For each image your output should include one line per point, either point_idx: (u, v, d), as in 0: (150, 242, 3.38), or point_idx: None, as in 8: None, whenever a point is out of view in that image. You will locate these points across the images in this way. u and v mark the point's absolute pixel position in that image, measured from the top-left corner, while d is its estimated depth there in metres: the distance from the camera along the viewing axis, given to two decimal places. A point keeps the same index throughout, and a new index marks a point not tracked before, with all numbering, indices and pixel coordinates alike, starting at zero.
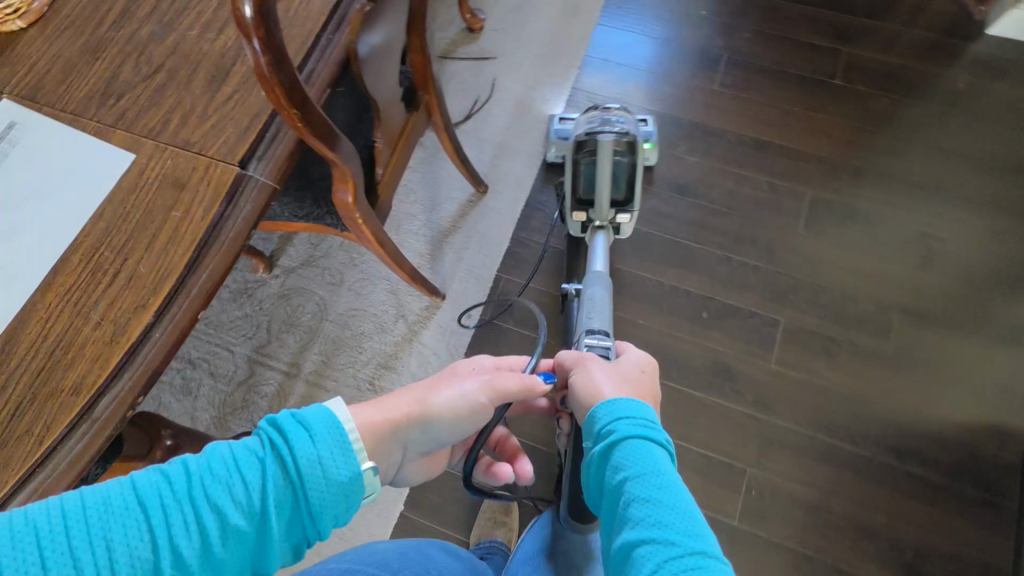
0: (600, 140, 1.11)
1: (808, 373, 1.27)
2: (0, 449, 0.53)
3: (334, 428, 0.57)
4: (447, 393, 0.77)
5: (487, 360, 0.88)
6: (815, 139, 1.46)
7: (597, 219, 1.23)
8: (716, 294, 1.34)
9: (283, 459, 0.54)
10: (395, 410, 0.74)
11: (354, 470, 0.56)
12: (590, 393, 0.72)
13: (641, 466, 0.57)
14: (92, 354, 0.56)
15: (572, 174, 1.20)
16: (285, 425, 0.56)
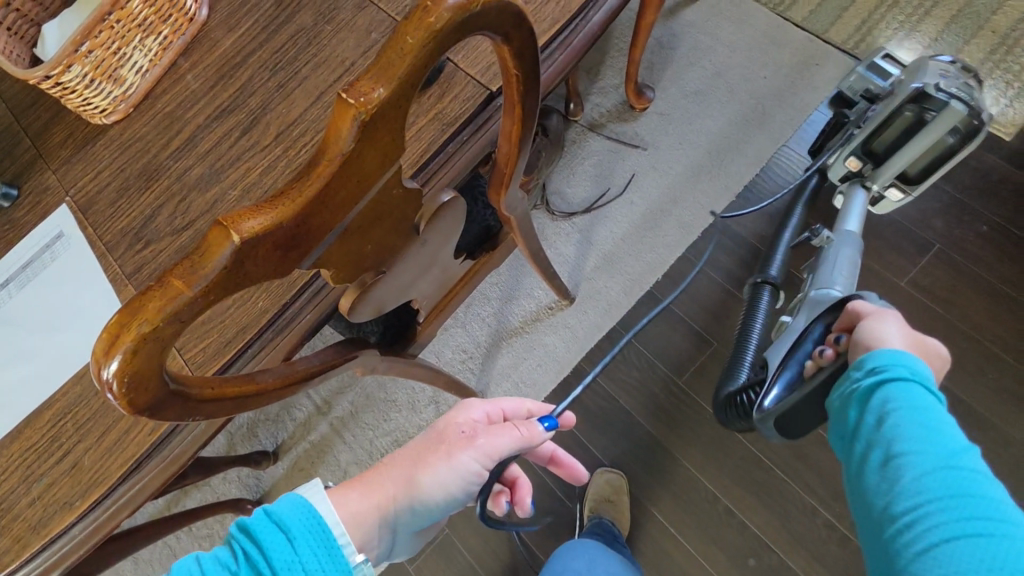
0: (949, 110, 0.92)
1: None
2: None
3: (316, 525, 0.46)
4: (432, 471, 0.62)
5: (479, 405, 0.72)
6: (1009, 408, 1.08)
7: (870, 177, 1.10)
8: (775, 544, 1.12)
9: (256, 571, 0.44)
10: (382, 494, 0.61)
11: (346, 569, 0.46)
12: (865, 337, 0.70)
13: (912, 404, 0.61)
14: (15, 533, 0.57)
15: (880, 124, 1.02)
16: (257, 527, 0.45)
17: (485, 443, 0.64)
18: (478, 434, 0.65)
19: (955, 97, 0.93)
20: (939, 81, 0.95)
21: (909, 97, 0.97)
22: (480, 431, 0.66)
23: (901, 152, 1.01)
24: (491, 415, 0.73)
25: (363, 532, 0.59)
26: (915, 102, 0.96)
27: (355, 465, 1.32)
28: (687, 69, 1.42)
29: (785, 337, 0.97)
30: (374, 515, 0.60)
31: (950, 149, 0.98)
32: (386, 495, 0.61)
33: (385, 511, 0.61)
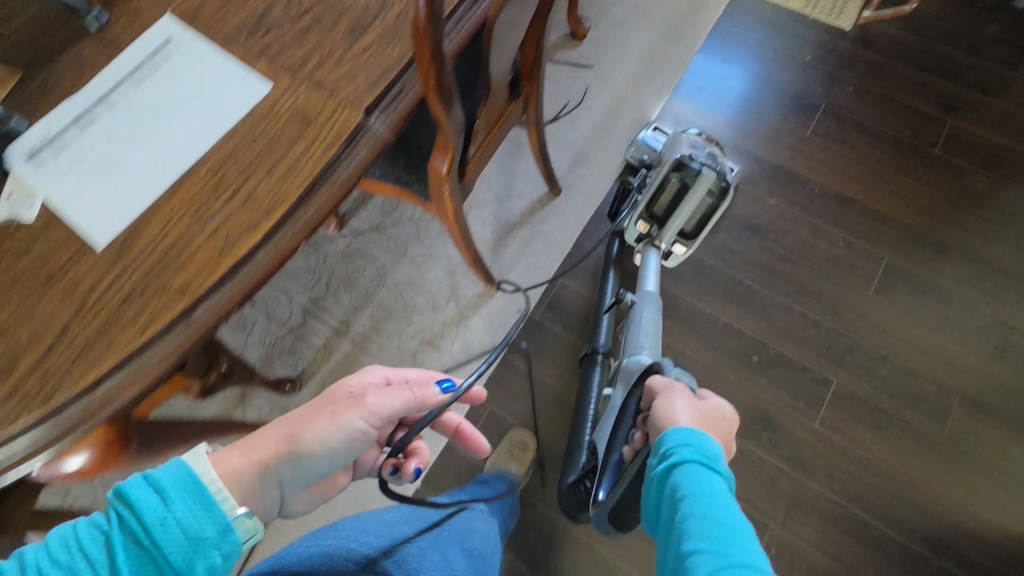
0: (702, 174, 1.04)
1: (851, 441, 1.21)
2: (106, 331, 0.57)
3: (189, 483, 0.49)
4: (319, 424, 0.59)
5: (377, 373, 0.68)
6: (901, 205, 1.42)
7: (657, 237, 1.17)
8: (771, 342, 1.30)
9: (131, 525, 0.47)
10: (265, 451, 0.58)
11: (222, 522, 0.49)
12: (660, 414, 0.79)
13: (698, 487, 0.65)
14: (200, 261, 0.59)
15: (656, 190, 1.10)
16: (130, 492, 0.48)
17: (375, 399, 0.60)
18: (364, 395, 0.61)
19: (706, 167, 1.05)
20: (690, 152, 1.07)
21: (672, 166, 1.08)
22: (370, 389, 0.62)
23: (676, 214, 1.10)
24: (391, 379, 0.68)
25: (245, 492, 0.56)
26: (677, 170, 1.07)
27: None
28: (611, 5, 1.71)
29: (608, 415, 1.05)
30: (253, 470, 0.57)
31: (713, 206, 1.07)
32: (270, 453, 0.58)
33: (268, 469, 0.58)
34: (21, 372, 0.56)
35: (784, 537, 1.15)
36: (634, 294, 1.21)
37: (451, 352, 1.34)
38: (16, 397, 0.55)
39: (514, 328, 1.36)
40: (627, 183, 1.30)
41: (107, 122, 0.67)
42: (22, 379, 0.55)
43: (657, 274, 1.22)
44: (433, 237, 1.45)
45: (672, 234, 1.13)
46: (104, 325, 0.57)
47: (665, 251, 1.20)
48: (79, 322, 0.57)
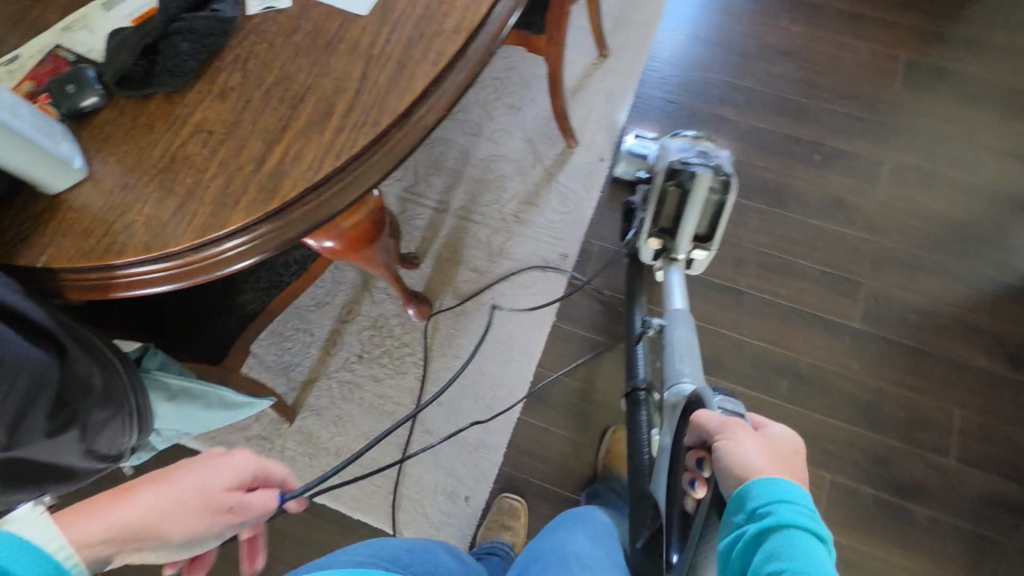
0: (697, 174, 1.05)
1: (913, 203, 1.40)
2: (404, 70, 0.65)
3: (30, 549, 0.40)
4: (179, 511, 0.53)
5: (248, 460, 0.60)
6: (904, 12, 1.61)
7: (673, 248, 1.18)
8: (826, 140, 1.47)
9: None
10: (126, 526, 0.50)
11: (65, 575, 0.42)
12: (725, 459, 0.67)
13: (796, 564, 0.54)
14: (464, 5, 0.68)
15: (657, 201, 1.13)
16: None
17: (249, 506, 0.57)
18: (247, 509, 0.57)
19: (701, 165, 1.06)
20: (683, 155, 1.09)
21: (666, 175, 1.10)
22: (247, 497, 0.57)
23: (685, 220, 1.12)
24: (257, 481, 0.61)
25: (115, 549, 0.50)
26: (672, 177, 1.09)
27: (494, 236, 1.42)
28: None
29: (663, 458, 0.94)
30: (109, 545, 0.49)
31: (719, 204, 1.10)
32: (129, 527, 0.51)
33: (120, 543, 0.50)
34: (339, 113, 0.64)
35: (877, 289, 1.34)
36: (663, 317, 1.15)
37: (550, 207, 1.45)
38: (345, 130, 0.63)
39: (601, 175, 1.47)
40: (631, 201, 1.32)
41: None
42: (344, 119, 0.63)
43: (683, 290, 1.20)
44: (502, 114, 1.54)
45: (688, 238, 1.13)
46: (400, 66, 0.65)
47: (685, 259, 1.19)
48: (375, 69, 0.65)
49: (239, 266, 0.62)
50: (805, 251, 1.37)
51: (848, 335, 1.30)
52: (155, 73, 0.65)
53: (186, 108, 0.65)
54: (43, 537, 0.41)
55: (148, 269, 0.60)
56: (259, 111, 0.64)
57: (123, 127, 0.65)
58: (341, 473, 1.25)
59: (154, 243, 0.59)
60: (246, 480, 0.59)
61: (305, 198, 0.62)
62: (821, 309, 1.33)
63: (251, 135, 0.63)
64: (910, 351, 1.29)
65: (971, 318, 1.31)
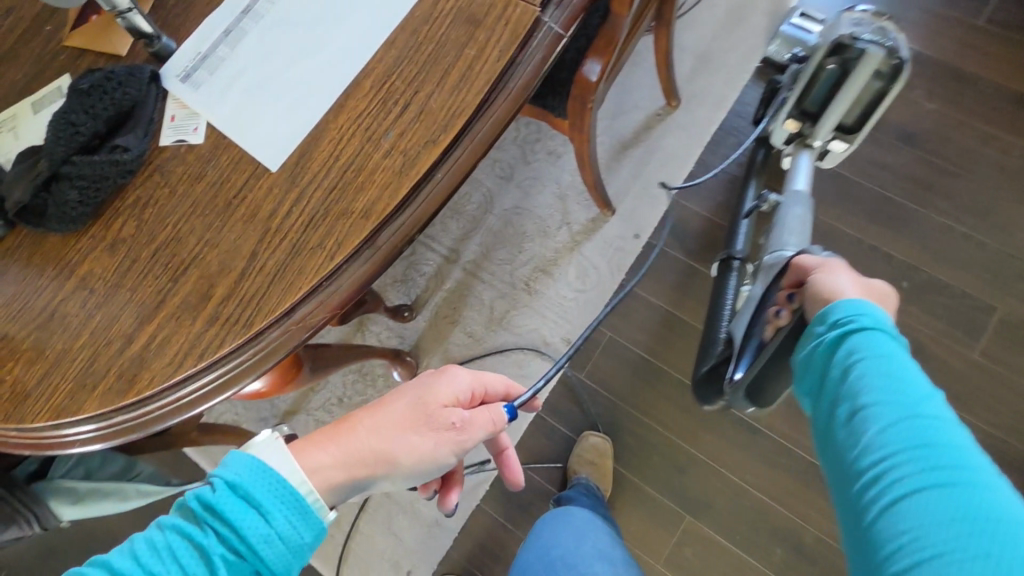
0: (868, 52, 0.80)
1: (1016, 373, 1.10)
2: (295, 258, 0.55)
3: (273, 479, 0.48)
4: (403, 434, 0.55)
5: (463, 376, 0.60)
6: None
7: (809, 135, 0.99)
8: (925, 265, 1.17)
9: (227, 541, 0.46)
10: (360, 462, 0.53)
11: (315, 528, 0.49)
12: (821, 294, 0.64)
13: (881, 353, 0.53)
14: (382, 182, 0.55)
15: (807, 83, 0.90)
16: (222, 505, 0.46)
17: (473, 425, 0.57)
18: (471, 426, 0.57)
19: (874, 42, 0.81)
20: (853, 29, 0.84)
21: (827, 50, 0.86)
22: (466, 418, 0.57)
23: (834, 104, 0.90)
24: (475, 395, 0.61)
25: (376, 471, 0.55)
26: (835, 54, 0.85)
27: (499, 300, 1.31)
28: None
29: (746, 310, 0.88)
30: (345, 476, 0.52)
31: (881, 91, 0.86)
32: (365, 462, 0.53)
33: (361, 479, 0.53)
34: (217, 298, 0.56)
35: None
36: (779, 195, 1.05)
37: (567, 280, 1.30)
38: (219, 322, 0.55)
39: (632, 254, 1.28)
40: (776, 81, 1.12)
41: (257, 34, 0.62)
42: (222, 307, 0.55)
43: (809, 175, 1.06)
44: (541, 159, 1.36)
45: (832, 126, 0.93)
46: (292, 251, 0.55)
47: (818, 147, 1.01)
48: (266, 249, 0.56)
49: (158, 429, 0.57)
50: None
51: None
52: (47, 213, 0.59)
53: (76, 255, 0.60)
54: (290, 467, 0.49)
55: (6, 437, 0.57)
56: (141, 276, 0.58)
57: (19, 263, 0.61)
58: None
59: (14, 413, 0.57)
60: (463, 398, 0.60)
61: (168, 392, 0.55)
62: None
63: (126, 307, 0.57)
64: None
65: None
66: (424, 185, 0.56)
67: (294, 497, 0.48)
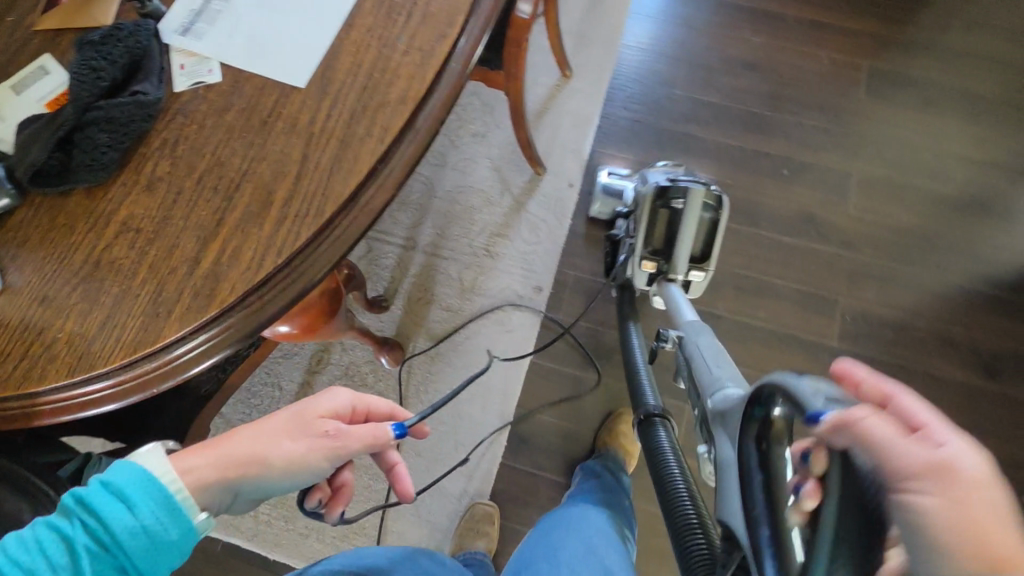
0: (691, 189, 0.99)
1: (883, 215, 1.40)
2: (347, 150, 0.60)
3: (149, 483, 0.43)
4: (278, 439, 0.49)
5: (347, 395, 0.55)
6: (865, 18, 1.61)
7: (670, 270, 1.05)
8: (795, 154, 1.46)
9: (94, 533, 0.42)
10: (226, 463, 0.47)
11: (186, 526, 0.44)
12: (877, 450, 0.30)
13: None
14: (408, 74, 0.63)
15: (648, 225, 1.05)
16: (90, 501, 0.42)
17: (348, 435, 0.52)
18: (347, 436, 0.52)
19: (691, 183, 1.02)
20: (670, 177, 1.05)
21: (655, 195, 1.04)
22: (342, 429, 0.52)
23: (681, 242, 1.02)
24: (359, 412, 0.56)
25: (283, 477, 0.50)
26: (661, 198, 1.03)
27: (466, 271, 1.38)
28: None
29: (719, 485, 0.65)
30: (214, 477, 0.46)
31: (713, 223, 1.02)
32: (235, 465, 0.47)
33: (231, 481, 0.47)
34: (280, 202, 0.59)
35: (854, 305, 1.33)
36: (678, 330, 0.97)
37: (522, 237, 1.40)
38: (288, 220, 0.58)
39: (571, 201, 1.43)
40: (614, 236, 1.24)
41: None
42: (286, 208, 0.58)
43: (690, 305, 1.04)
44: (467, 141, 1.49)
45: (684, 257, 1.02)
46: (342, 145, 0.60)
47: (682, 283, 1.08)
48: (316, 149, 0.60)
49: (198, 369, 0.56)
50: (780, 270, 1.36)
51: (826, 356, 1.29)
52: (71, 167, 0.58)
53: (108, 205, 0.59)
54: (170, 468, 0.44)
55: (70, 397, 0.53)
56: (190, 205, 0.59)
57: (39, 229, 0.58)
58: (317, 538, 1.19)
59: (80, 365, 0.53)
60: (344, 414, 0.55)
61: (249, 299, 0.56)
62: (799, 330, 1.31)
63: (183, 233, 0.58)
64: (889, 368, 1.28)
65: (945, 330, 1.31)
66: (445, 71, 0.64)
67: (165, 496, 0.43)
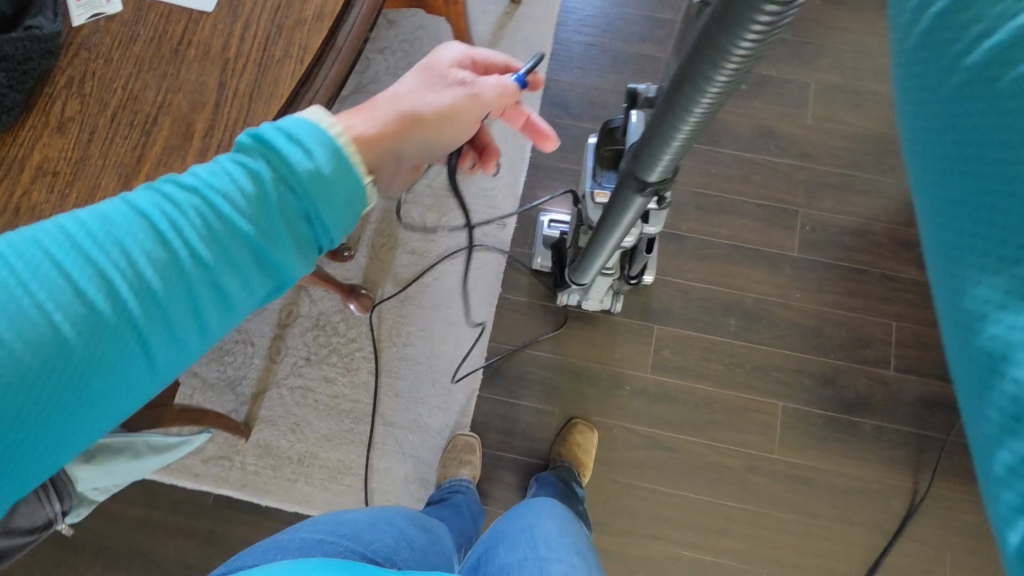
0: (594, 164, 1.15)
1: (840, 124, 1.40)
2: (266, 73, 0.58)
3: (320, 132, 0.47)
4: (418, 93, 0.70)
5: (459, 48, 0.76)
6: None
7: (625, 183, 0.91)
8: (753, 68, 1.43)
9: (281, 176, 0.45)
10: (387, 126, 0.66)
11: (354, 183, 0.48)
12: None
13: None
14: None
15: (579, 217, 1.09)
16: (269, 141, 0.46)
17: (474, 77, 0.73)
18: (480, 82, 0.74)
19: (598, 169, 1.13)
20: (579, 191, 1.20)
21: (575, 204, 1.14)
22: (469, 76, 0.73)
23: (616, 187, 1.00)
24: (474, 64, 0.77)
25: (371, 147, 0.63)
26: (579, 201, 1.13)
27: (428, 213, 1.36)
28: None
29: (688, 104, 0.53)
30: (392, 140, 0.66)
31: None
32: (390, 129, 0.65)
33: (391, 147, 0.66)
34: (201, 133, 0.57)
35: (813, 215, 1.35)
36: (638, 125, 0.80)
37: (481, 174, 1.38)
38: (211, 152, 0.56)
39: None
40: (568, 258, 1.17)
41: None
42: (207, 139, 0.56)
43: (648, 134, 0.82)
44: None
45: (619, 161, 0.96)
46: (260, 69, 0.58)
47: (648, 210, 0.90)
48: (232, 75, 0.58)
49: None
50: (740, 187, 1.37)
51: (788, 266, 1.33)
52: None
53: (19, 150, 0.56)
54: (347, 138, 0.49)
55: None
56: (107, 143, 0.56)
57: None
58: (307, 482, 1.23)
59: None
60: (464, 63, 0.76)
61: None
62: (760, 245, 1.34)
63: (102, 172, 0.56)
64: (847, 273, 1.32)
65: (901, 232, 1.34)
66: None
67: (335, 147, 0.47)
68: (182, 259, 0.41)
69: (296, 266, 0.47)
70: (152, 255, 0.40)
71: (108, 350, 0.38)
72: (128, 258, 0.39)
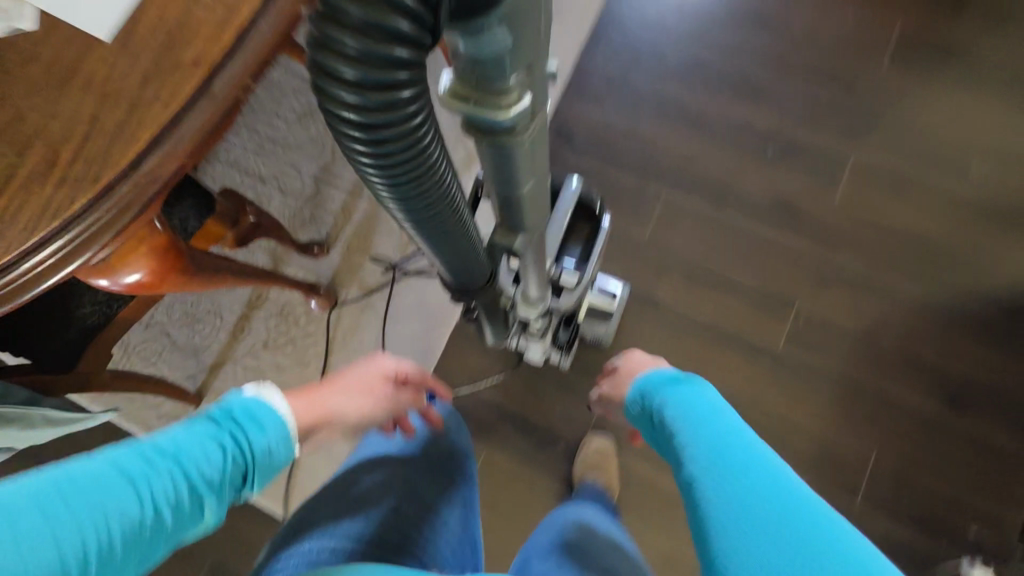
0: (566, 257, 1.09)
1: (871, 212, 1.25)
2: (136, 112, 0.58)
3: (265, 410, 0.56)
4: (351, 395, 0.74)
5: (389, 361, 0.82)
6: None
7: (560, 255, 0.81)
8: (786, 131, 1.31)
9: (234, 446, 0.52)
10: (307, 414, 0.64)
11: (285, 435, 0.57)
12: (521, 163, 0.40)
13: None
14: (208, 32, 0.60)
15: None
16: (235, 416, 0.54)
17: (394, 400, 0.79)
18: (395, 400, 0.80)
19: None
20: None
21: None
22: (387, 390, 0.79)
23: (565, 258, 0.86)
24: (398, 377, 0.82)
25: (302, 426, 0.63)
26: None
27: None
28: None
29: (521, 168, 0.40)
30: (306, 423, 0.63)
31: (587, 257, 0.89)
32: (317, 412, 0.66)
33: (308, 429, 0.64)
34: (64, 163, 0.58)
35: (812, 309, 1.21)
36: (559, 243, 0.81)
37: None
38: (66, 184, 0.57)
39: None
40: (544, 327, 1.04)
41: None
42: (68, 170, 0.57)
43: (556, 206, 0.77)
44: None
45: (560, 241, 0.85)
46: (130, 108, 0.58)
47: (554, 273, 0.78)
48: (105, 110, 0.59)
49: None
50: (737, 262, 1.25)
51: (770, 360, 1.20)
52: None
53: None
54: (287, 414, 0.58)
55: None
56: None
57: None
58: None
59: None
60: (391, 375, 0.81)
61: (24, 263, 0.57)
62: (744, 329, 1.22)
63: None
64: (837, 383, 1.18)
65: (913, 350, 1.18)
66: (251, 31, 0.61)
67: (283, 430, 0.57)
68: (162, 519, 0.46)
69: (219, 514, 0.52)
70: (124, 516, 0.43)
71: (135, 548, 0.44)
72: (108, 510, 0.42)
